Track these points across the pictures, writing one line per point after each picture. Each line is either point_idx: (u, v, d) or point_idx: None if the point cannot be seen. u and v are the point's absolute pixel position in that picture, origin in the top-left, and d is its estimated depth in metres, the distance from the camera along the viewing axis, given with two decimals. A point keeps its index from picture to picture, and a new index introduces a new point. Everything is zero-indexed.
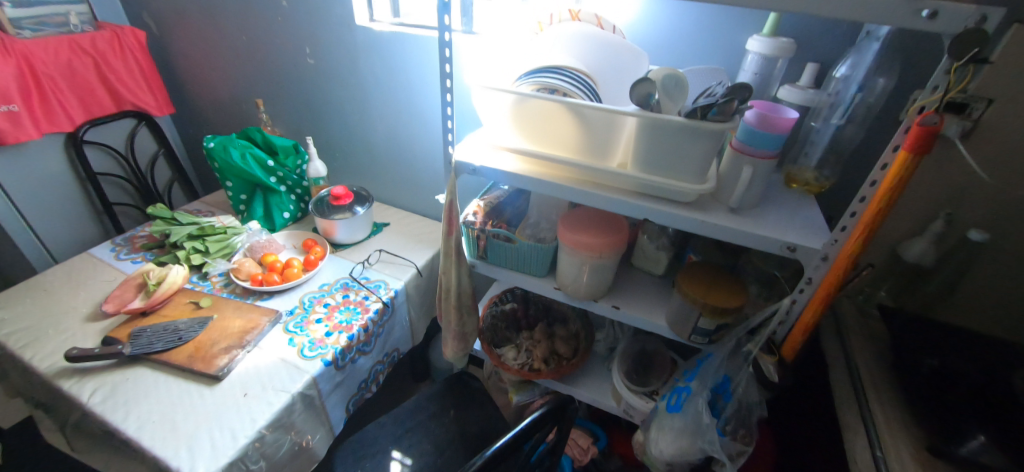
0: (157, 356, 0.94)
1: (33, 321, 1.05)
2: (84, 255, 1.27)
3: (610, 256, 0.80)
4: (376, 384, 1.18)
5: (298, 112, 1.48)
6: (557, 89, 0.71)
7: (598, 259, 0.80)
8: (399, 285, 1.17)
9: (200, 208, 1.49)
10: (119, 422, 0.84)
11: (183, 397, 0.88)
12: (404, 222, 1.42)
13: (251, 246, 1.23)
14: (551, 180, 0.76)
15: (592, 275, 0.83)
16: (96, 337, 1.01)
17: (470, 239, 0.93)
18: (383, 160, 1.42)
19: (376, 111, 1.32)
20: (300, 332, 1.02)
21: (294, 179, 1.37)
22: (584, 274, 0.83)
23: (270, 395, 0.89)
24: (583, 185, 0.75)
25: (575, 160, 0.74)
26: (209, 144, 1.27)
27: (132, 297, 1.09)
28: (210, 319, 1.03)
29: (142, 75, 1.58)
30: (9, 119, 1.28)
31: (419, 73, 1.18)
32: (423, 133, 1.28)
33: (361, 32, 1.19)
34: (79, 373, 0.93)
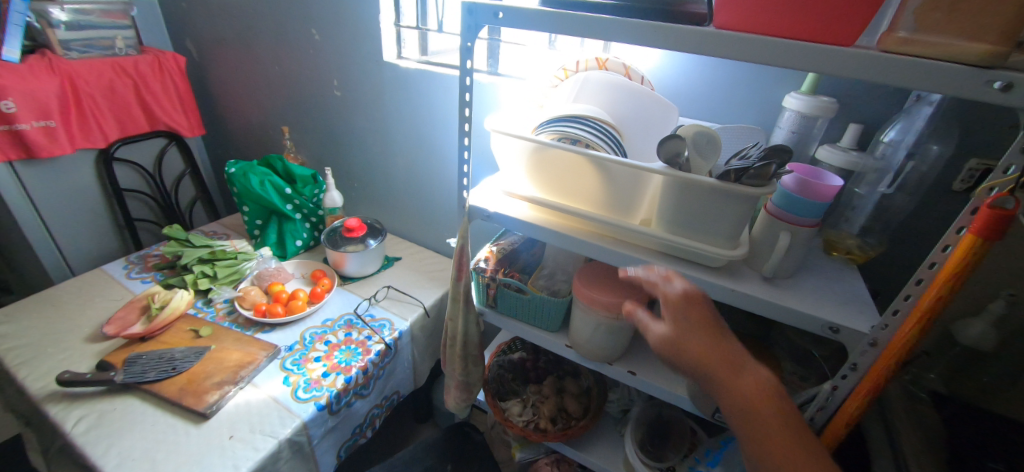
0: (148, 386, 0.91)
1: (34, 337, 1.04)
2: (97, 272, 1.26)
3: (628, 318, 0.74)
4: (372, 430, 1.12)
5: (322, 141, 1.49)
6: (579, 140, 0.68)
7: (615, 320, 0.74)
8: (404, 325, 1.12)
9: (217, 230, 1.49)
10: (98, 457, 0.80)
11: (167, 434, 0.84)
12: (417, 257, 1.39)
13: (260, 274, 1.22)
14: (568, 234, 0.72)
15: (607, 336, 0.77)
16: (92, 360, 0.98)
17: (479, 286, 0.89)
18: (400, 194, 1.40)
19: (397, 144, 1.31)
20: (296, 370, 0.98)
21: (310, 208, 1.37)
22: (598, 335, 0.77)
23: (256, 440, 0.84)
24: (602, 241, 0.70)
25: (595, 214, 0.70)
26: (231, 169, 1.28)
27: (135, 319, 1.07)
28: (207, 350, 1.00)
29: (178, 97, 1.63)
30: (45, 134, 1.32)
31: (443, 111, 1.17)
32: (441, 170, 1.26)
33: (389, 68, 1.20)
34: (68, 398, 0.90)
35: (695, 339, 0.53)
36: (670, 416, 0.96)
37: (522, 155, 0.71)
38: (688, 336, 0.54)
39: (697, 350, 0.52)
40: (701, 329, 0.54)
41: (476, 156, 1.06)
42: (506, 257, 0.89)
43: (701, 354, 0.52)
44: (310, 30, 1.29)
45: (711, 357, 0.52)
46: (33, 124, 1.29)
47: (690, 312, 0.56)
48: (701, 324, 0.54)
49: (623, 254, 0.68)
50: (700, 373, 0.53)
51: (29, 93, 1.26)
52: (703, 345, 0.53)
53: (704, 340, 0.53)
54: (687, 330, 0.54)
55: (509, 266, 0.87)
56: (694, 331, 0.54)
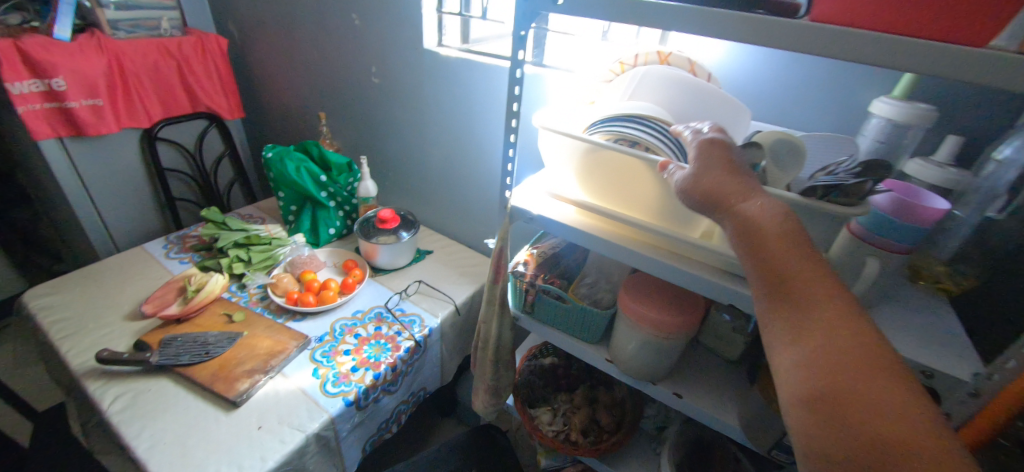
0: (181, 370, 0.91)
1: (76, 312, 1.06)
2: (137, 250, 1.29)
3: (678, 337, 0.69)
4: (397, 426, 1.10)
5: (358, 129, 1.47)
6: (638, 142, 0.62)
7: (664, 339, 0.69)
8: (434, 322, 1.09)
9: (253, 213, 1.50)
10: (131, 438, 0.80)
11: (198, 420, 0.84)
12: (449, 251, 1.36)
13: (293, 261, 1.21)
14: (618, 242, 0.66)
15: (653, 354, 0.72)
16: (129, 339, 1.00)
17: (516, 290, 0.85)
18: (435, 186, 1.37)
19: (434, 135, 1.27)
20: (326, 363, 0.97)
21: (344, 196, 1.35)
22: (644, 353, 0.72)
23: (285, 433, 0.83)
24: (656, 253, 0.64)
25: (649, 223, 0.64)
26: (268, 154, 1.28)
27: (172, 299, 1.08)
28: (239, 335, 1.00)
29: (219, 79, 1.64)
30: (93, 112, 1.35)
31: (483, 103, 1.13)
32: (478, 164, 1.22)
33: (429, 56, 1.16)
34: (105, 376, 0.91)
35: (714, 173, 0.50)
36: (710, 438, 0.91)
37: (571, 156, 0.66)
38: (706, 171, 0.51)
39: (711, 183, 0.49)
40: (720, 165, 0.50)
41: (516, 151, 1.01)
42: (546, 261, 0.84)
43: (715, 187, 0.49)
44: (351, 15, 1.26)
45: (727, 191, 0.49)
46: (82, 102, 1.32)
47: (711, 151, 0.52)
48: (721, 160, 0.51)
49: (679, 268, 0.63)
50: (711, 211, 0.50)
51: (79, 72, 1.28)
52: (720, 180, 0.49)
53: (724, 176, 0.50)
54: (707, 164, 0.51)
55: (549, 271, 0.83)
56: (716, 167, 0.51)
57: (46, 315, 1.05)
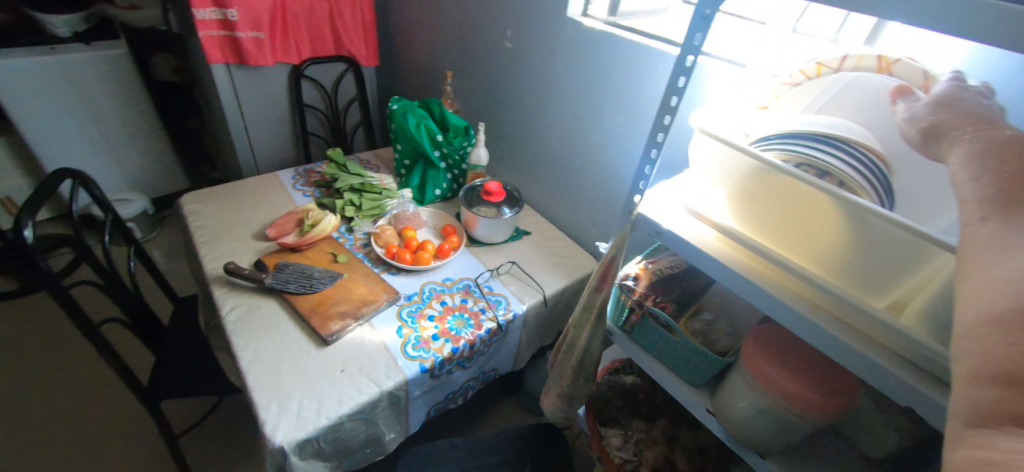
0: (287, 296, 0.98)
1: (216, 222, 1.20)
2: (272, 176, 1.42)
3: (810, 418, 0.59)
4: (462, 399, 1.11)
5: (481, 94, 1.45)
6: (830, 173, 0.50)
7: (791, 414, 0.60)
8: (520, 308, 1.05)
9: (371, 160, 1.57)
10: (238, 349, 0.89)
11: (292, 348, 0.90)
12: (547, 236, 1.30)
13: (398, 215, 1.25)
14: (765, 287, 0.54)
15: (769, 425, 0.62)
16: (252, 257, 1.10)
17: (618, 303, 0.80)
18: (547, 166, 1.31)
19: (557, 113, 1.20)
20: (410, 324, 0.98)
21: (455, 160, 1.34)
22: (759, 420, 0.63)
23: (362, 383, 0.85)
24: (814, 314, 0.52)
25: (814, 276, 0.51)
26: (394, 106, 1.31)
27: (291, 228, 1.17)
28: (340, 276, 1.05)
29: (364, 25, 1.71)
30: (255, 44, 1.48)
31: (620, 85, 1.01)
32: (599, 152, 1.12)
33: (569, 26, 1.07)
34: (228, 285, 1.01)
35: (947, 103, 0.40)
36: None
37: (728, 170, 0.55)
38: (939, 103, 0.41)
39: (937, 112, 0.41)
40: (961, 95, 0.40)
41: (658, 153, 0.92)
42: (661, 282, 0.77)
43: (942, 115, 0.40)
44: None
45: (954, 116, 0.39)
46: (248, 33, 1.45)
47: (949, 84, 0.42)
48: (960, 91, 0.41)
49: (839, 339, 0.50)
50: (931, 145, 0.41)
51: (249, 5, 1.40)
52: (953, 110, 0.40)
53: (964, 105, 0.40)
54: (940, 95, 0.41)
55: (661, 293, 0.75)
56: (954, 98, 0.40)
57: (195, 219, 1.20)
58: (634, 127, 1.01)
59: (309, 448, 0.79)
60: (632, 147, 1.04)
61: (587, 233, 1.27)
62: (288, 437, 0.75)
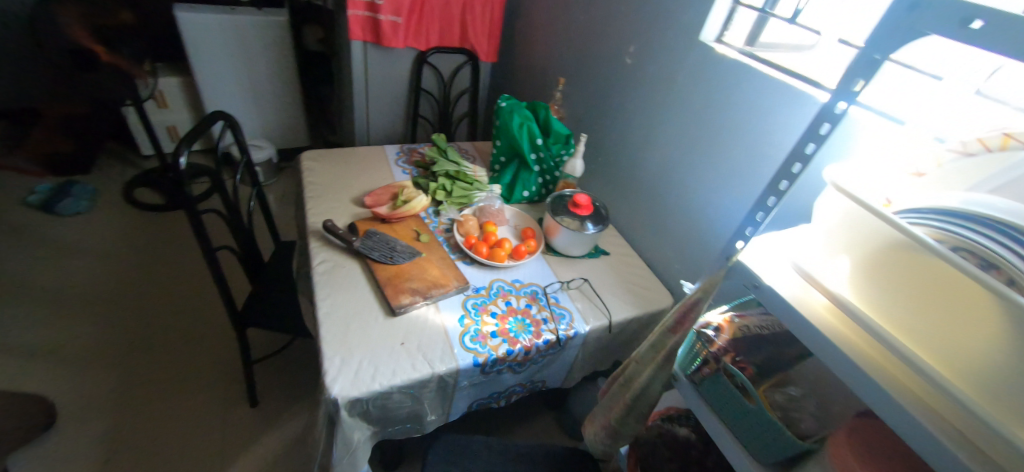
0: (369, 262, 1.05)
1: (325, 181, 1.32)
2: (380, 149, 1.52)
3: None
4: (505, 401, 1.11)
5: (589, 105, 1.44)
6: (997, 266, 0.42)
7: None
8: (582, 328, 1.02)
9: (469, 151, 1.63)
10: (319, 299, 0.96)
11: (364, 310, 0.95)
12: (626, 262, 1.25)
13: (483, 207, 1.27)
14: (873, 376, 0.49)
15: None
16: (347, 218, 1.19)
17: (691, 349, 0.76)
18: (642, 190, 1.26)
19: (664, 138, 1.15)
20: (472, 316, 0.99)
21: (549, 165, 1.35)
22: None
23: (417, 361, 0.88)
24: (930, 421, 0.45)
25: (943, 382, 0.43)
26: (502, 104, 1.35)
27: (386, 200, 1.25)
28: (419, 254, 1.10)
29: (491, 23, 1.78)
30: (392, 28, 1.62)
31: (742, 120, 0.94)
32: (703, 186, 1.06)
33: (698, 50, 1.02)
34: (323, 240, 1.11)
35: None
36: None
37: (858, 235, 0.50)
38: None
39: None
40: None
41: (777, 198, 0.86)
42: (745, 340, 0.72)
43: None
44: None
45: None
46: (388, 17, 1.59)
47: None
48: None
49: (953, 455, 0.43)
50: None
51: None
52: None
53: None
54: None
55: (742, 352, 0.71)
56: None
57: (309, 175, 1.33)
58: (749, 167, 0.94)
59: (358, 408, 0.83)
60: (742, 188, 0.96)
61: (671, 268, 1.20)
62: (343, 392, 0.80)
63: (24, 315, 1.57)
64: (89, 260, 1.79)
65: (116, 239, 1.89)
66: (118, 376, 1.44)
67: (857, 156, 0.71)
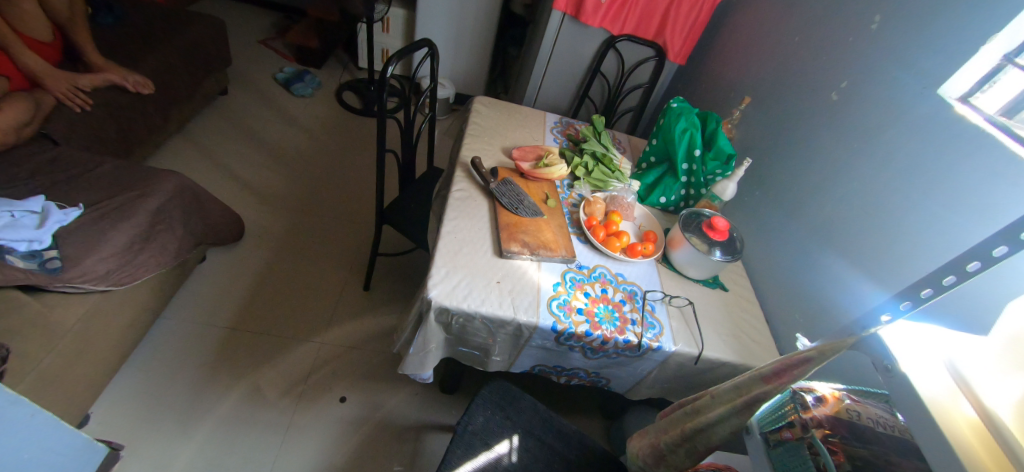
0: (497, 204, 1.14)
1: (486, 125, 1.44)
2: (542, 114, 1.60)
3: None
4: (565, 379, 1.13)
5: (768, 132, 1.32)
6: None
7: None
8: (668, 345, 0.98)
9: (623, 143, 1.62)
10: (447, 218, 1.08)
11: (478, 242, 1.05)
12: (742, 305, 1.14)
13: (615, 197, 1.27)
14: None
15: None
16: (492, 162, 1.30)
17: (779, 410, 0.72)
18: (790, 236, 1.14)
19: (844, 191, 1.01)
20: (567, 287, 1.02)
21: (698, 180, 1.28)
22: None
23: (505, 302, 0.94)
24: None
25: None
26: (673, 104, 1.32)
27: (531, 158, 1.33)
28: (541, 215, 1.15)
29: (692, 25, 1.72)
30: (594, 6, 1.66)
31: (948, 198, 0.79)
32: (870, 256, 0.91)
33: (928, 102, 0.86)
34: (466, 172, 1.23)
35: None
36: None
37: None
38: None
39: None
40: None
41: (974, 300, 0.71)
42: (848, 424, 0.64)
43: None
44: (871, 18, 1.05)
45: None
46: None
47: None
48: None
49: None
50: None
51: None
52: None
53: None
54: None
55: (841, 434, 0.63)
56: None
57: (475, 117, 1.46)
58: (932, 252, 0.79)
59: (444, 317, 0.93)
60: (908, 269, 0.83)
61: (788, 323, 1.09)
62: (438, 297, 0.90)
63: (247, 156, 2.03)
64: (298, 133, 2.23)
65: (319, 123, 2.32)
66: (286, 225, 1.79)
67: None
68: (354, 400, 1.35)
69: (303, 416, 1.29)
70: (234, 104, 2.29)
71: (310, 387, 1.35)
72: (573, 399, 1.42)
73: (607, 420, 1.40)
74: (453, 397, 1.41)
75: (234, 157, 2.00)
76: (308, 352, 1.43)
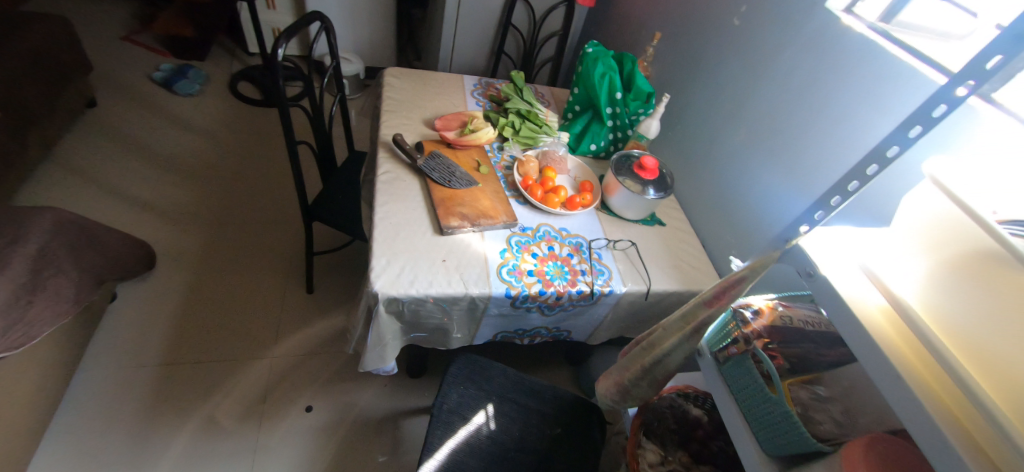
0: (427, 181, 1.09)
1: (402, 97, 1.36)
2: (459, 78, 1.53)
3: None
4: (529, 340, 1.15)
5: (680, 67, 1.35)
6: None
7: None
8: (619, 287, 1.02)
9: (546, 95, 1.60)
10: (379, 204, 1.03)
11: (415, 223, 1.01)
12: (679, 236, 1.20)
13: (546, 152, 1.26)
14: (905, 373, 0.45)
15: None
16: (416, 137, 1.24)
17: (724, 328, 0.78)
18: (713, 164, 1.20)
19: (755, 114, 1.06)
20: (514, 251, 1.02)
21: (623, 122, 1.30)
22: None
23: (454, 279, 0.93)
24: (953, 427, 0.42)
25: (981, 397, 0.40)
26: (588, 50, 1.30)
27: (455, 127, 1.28)
28: (475, 184, 1.12)
29: None
30: None
31: (846, 106, 0.84)
32: (785, 170, 0.97)
33: (819, 17, 0.90)
34: (390, 152, 1.16)
35: None
36: None
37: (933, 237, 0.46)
38: None
39: None
40: None
41: (874, 199, 0.78)
42: (784, 330, 0.71)
43: None
44: None
45: None
46: None
47: None
48: None
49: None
50: None
51: None
52: None
53: None
54: None
55: (778, 340, 0.71)
56: None
57: (389, 90, 1.38)
58: (837, 158, 0.86)
59: (394, 307, 0.90)
60: (818, 177, 0.89)
61: (722, 245, 1.16)
62: (383, 289, 0.87)
63: (139, 172, 1.81)
64: (194, 136, 2.00)
65: (217, 122, 2.09)
66: (204, 240, 1.64)
67: (973, 157, 0.64)
68: (321, 407, 1.31)
69: (269, 435, 1.24)
70: (108, 115, 2.00)
71: (270, 404, 1.29)
72: (540, 355, 1.46)
73: (575, 368, 1.46)
74: (422, 380, 1.40)
75: (124, 176, 1.78)
76: (259, 369, 1.35)
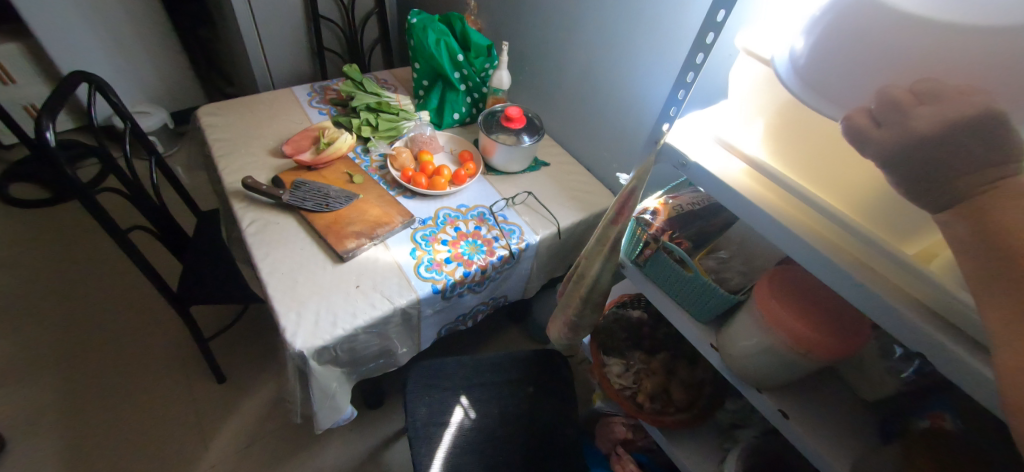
0: (303, 213, 0.99)
1: (232, 135, 1.19)
2: (288, 92, 1.38)
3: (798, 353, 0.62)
4: (472, 321, 1.15)
5: (505, 11, 1.35)
6: None
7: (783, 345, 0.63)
8: (533, 238, 1.05)
9: (389, 80, 1.51)
10: (259, 259, 0.92)
11: (310, 261, 0.92)
12: (566, 170, 1.26)
13: (413, 137, 1.21)
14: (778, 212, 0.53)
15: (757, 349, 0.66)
16: (269, 172, 1.11)
17: (635, 237, 0.82)
18: (569, 93, 1.25)
19: (587, 36, 1.11)
20: (423, 247, 0.99)
21: (475, 82, 1.28)
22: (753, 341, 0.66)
23: (376, 299, 0.88)
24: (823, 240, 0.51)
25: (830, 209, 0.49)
26: (412, 20, 1.23)
27: (307, 146, 1.16)
28: (356, 196, 1.05)
29: None
30: None
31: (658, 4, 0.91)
32: (629, 80, 1.05)
33: None
34: (246, 199, 1.03)
35: None
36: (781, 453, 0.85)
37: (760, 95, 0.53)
38: None
39: None
40: None
41: (707, 80, 0.87)
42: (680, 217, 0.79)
43: None
44: None
45: None
46: None
47: None
48: None
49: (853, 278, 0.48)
50: None
51: None
52: None
53: None
54: None
55: (680, 228, 0.78)
56: None
57: (214, 132, 1.19)
58: (667, 54, 0.93)
59: (326, 355, 0.83)
60: (659, 76, 0.98)
61: (603, 164, 1.24)
62: (307, 343, 0.79)
63: None
64: None
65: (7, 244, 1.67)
66: (62, 386, 1.35)
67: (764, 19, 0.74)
68: None
69: None
70: None
71: None
72: (487, 330, 1.48)
73: (522, 326, 1.50)
74: (384, 407, 1.35)
75: None
76: None
